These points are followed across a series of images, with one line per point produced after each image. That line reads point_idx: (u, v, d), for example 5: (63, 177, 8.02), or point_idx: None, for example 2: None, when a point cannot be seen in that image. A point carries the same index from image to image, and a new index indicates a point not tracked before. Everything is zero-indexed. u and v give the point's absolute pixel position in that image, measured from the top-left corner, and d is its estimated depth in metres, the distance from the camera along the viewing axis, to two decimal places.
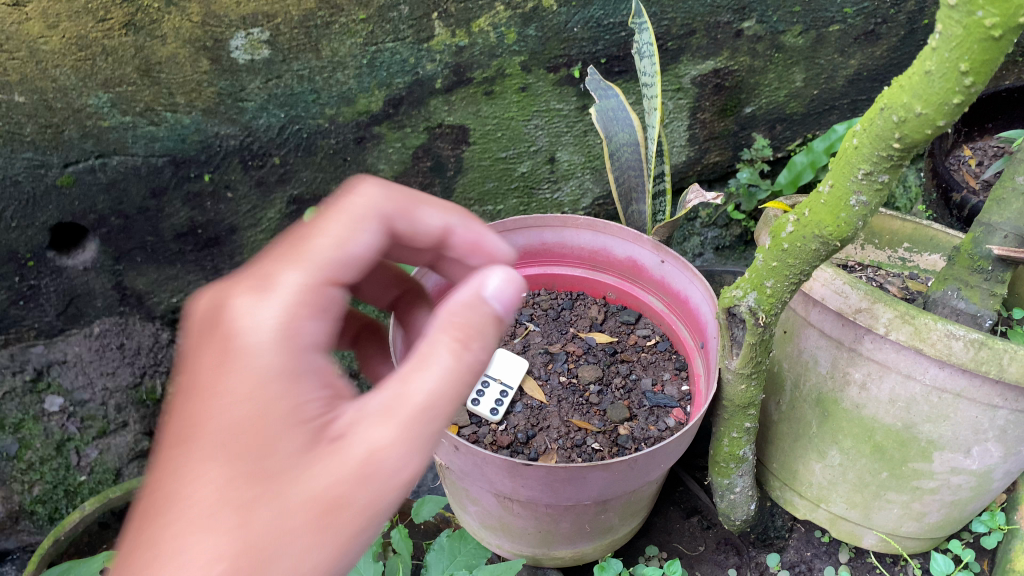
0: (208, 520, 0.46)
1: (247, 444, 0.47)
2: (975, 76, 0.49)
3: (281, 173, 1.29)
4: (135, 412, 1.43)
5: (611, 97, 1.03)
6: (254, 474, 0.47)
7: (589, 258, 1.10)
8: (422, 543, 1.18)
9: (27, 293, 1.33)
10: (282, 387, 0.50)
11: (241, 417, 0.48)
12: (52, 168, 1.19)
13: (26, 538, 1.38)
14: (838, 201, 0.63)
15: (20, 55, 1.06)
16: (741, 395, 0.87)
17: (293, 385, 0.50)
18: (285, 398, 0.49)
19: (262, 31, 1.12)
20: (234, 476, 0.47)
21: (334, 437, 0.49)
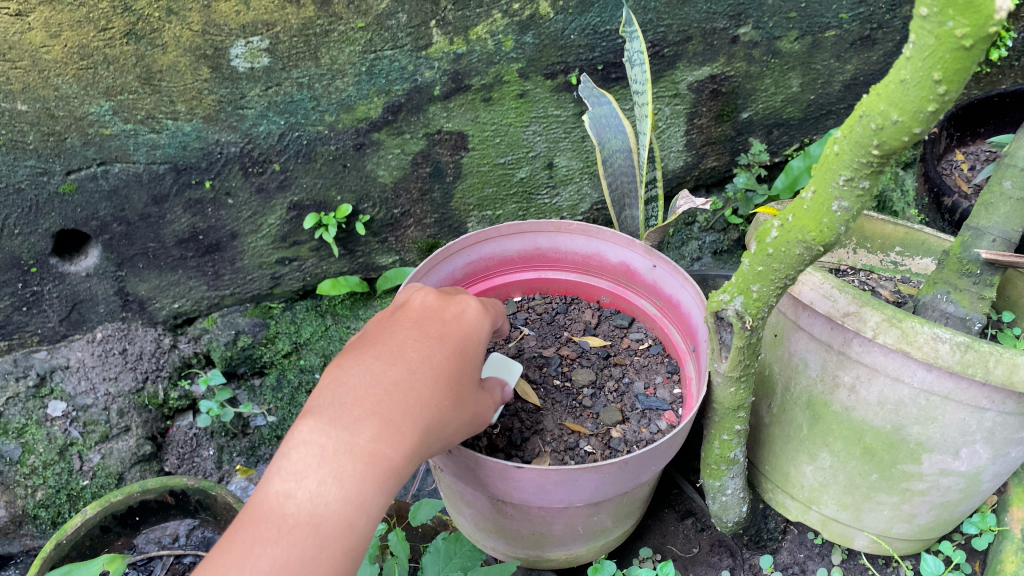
0: (408, 423, 0.67)
1: (439, 398, 0.71)
2: (949, 84, 0.50)
3: (281, 179, 1.31)
4: (137, 416, 1.43)
5: (604, 104, 1.04)
6: (432, 417, 0.70)
7: (583, 263, 1.11)
8: (420, 545, 1.19)
9: (30, 299, 1.34)
10: (459, 379, 0.75)
11: (439, 379, 0.72)
12: (55, 175, 1.20)
13: (30, 542, 1.39)
14: (821, 207, 0.65)
15: (23, 64, 1.08)
16: (731, 398, 0.88)
17: (462, 379, 0.75)
18: (457, 384, 0.74)
19: (261, 39, 1.14)
20: (423, 411, 0.69)
21: (462, 421, 0.75)
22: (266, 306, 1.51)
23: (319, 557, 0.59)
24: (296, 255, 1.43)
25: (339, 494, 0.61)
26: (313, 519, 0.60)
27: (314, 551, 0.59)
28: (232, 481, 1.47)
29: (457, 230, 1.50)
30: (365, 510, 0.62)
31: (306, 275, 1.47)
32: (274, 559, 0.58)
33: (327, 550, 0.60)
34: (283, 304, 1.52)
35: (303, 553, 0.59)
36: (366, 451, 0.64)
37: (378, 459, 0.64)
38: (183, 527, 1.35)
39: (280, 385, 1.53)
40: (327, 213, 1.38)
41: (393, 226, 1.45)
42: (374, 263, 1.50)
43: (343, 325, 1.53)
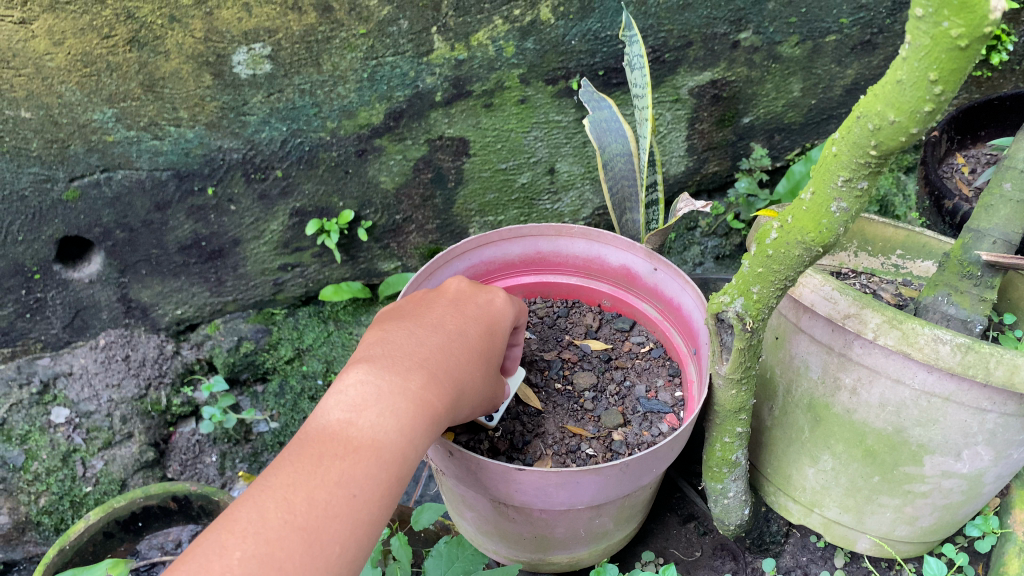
0: (451, 379, 0.74)
1: (474, 367, 0.78)
2: (945, 84, 0.51)
3: (283, 186, 1.32)
4: (140, 423, 1.43)
5: (604, 108, 1.05)
6: (468, 383, 0.77)
7: (584, 267, 1.12)
8: (422, 550, 1.19)
9: (33, 306, 1.35)
10: (489, 358, 0.82)
11: (476, 351, 0.80)
12: (58, 182, 1.21)
13: (33, 549, 1.40)
14: (820, 208, 0.65)
15: (26, 72, 1.09)
16: (732, 400, 0.88)
17: (491, 359, 0.82)
18: (487, 360, 0.81)
19: (263, 46, 1.14)
20: (463, 375, 0.76)
21: (487, 398, 0.82)
22: (269, 312, 1.51)
23: (374, 482, 0.64)
24: (299, 261, 1.44)
25: (396, 426, 0.67)
26: (371, 446, 0.65)
27: (371, 474, 0.64)
28: (235, 488, 1.46)
29: (459, 236, 1.50)
30: (413, 446, 0.68)
31: (309, 281, 1.48)
32: (335, 476, 0.62)
33: (383, 474, 0.64)
34: (285, 310, 1.52)
35: (361, 475, 0.63)
36: (418, 394, 0.69)
37: (428, 404, 0.70)
38: (185, 533, 1.35)
39: (282, 392, 1.53)
40: (329, 219, 1.38)
41: (395, 232, 1.45)
42: (376, 269, 1.50)
43: (345, 331, 1.52)
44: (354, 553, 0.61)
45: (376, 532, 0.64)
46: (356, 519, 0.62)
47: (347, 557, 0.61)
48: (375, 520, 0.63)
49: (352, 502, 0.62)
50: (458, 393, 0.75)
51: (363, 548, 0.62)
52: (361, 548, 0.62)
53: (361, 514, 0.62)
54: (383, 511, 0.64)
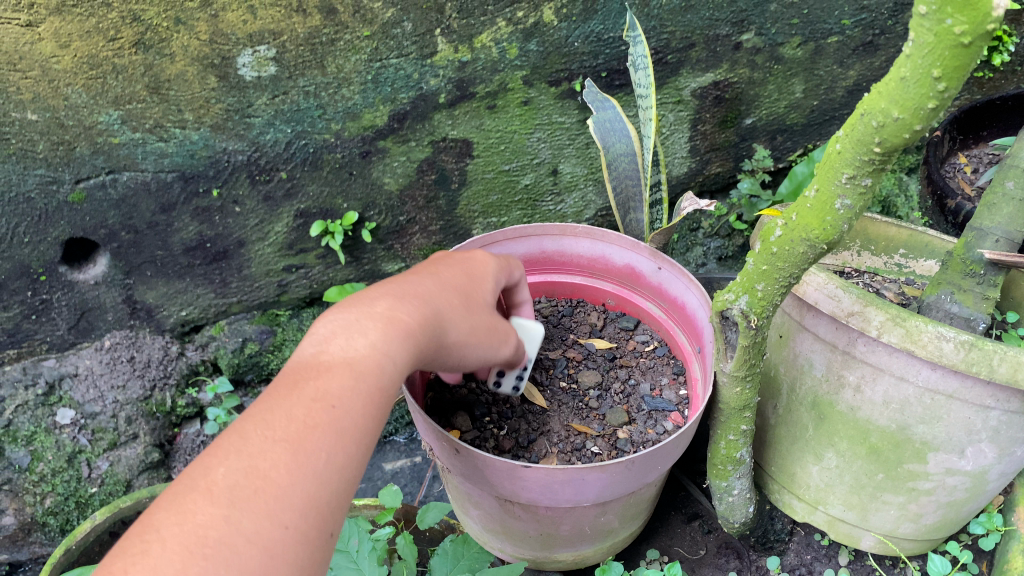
0: (423, 303, 0.70)
1: (449, 291, 0.74)
2: (948, 81, 0.52)
3: (288, 187, 1.33)
4: (145, 424, 1.44)
5: (608, 108, 1.05)
6: (446, 305, 0.72)
7: (588, 266, 1.12)
8: (427, 549, 1.19)
9: (39, 307, 1.36)
10: (468, 287, 0.77)
11: (450, 282, 0.75)
12: (64, 184, 1.22)
13: (39, 549, 1.41)
14: (824, 205, 0.66)
15: (33, 74, 1.10)
16: (736, 397, 0.89)
17: (473, 290, 0.77)
18: (467, 291, 0.76)
19: (268, 48, 1.15)
20: (438, 298, 0.72)
21: (481, 328, 0.76)
22: (273, 313, 1.52)
23: (353, 392, 0.60)
24: (303, 262, 1.45)
25: (367, 342, 0.63)
26: (344, 361, 0.62)
27: (349, 386, 0.60)
28: None
29: (462, 237, 1.51)
30: (393, 361, 0.64)
31: (313, 282, 1.49)
32: (309, 391, 0.59)
33: (362, 387, 0.61)
34: (289, 311, 1.53)
35: (338, 387, 0.60)
36: (386, 313, 0.66)
37: (398, 320, 0.66)
38: None
39: None
40: (334, 220, 1.39)
41: (399, 233, 1.46)
42: (380, 270, 1.51)
43: None
44: (343, 464, 0.58)
45: (365, 444, 0.60)
46: (339, 429, 0.58)
47: (336, 466, 0.57)
48: (361, 431, 0.60)
49: (332, 413, 0.58)
50: (434, 315, 0.70)
51: (353, 460, 0.59)
52: (351, 459, 0.59)
53: (344, 423, 0.59)
54: (368, 422, 0.61)
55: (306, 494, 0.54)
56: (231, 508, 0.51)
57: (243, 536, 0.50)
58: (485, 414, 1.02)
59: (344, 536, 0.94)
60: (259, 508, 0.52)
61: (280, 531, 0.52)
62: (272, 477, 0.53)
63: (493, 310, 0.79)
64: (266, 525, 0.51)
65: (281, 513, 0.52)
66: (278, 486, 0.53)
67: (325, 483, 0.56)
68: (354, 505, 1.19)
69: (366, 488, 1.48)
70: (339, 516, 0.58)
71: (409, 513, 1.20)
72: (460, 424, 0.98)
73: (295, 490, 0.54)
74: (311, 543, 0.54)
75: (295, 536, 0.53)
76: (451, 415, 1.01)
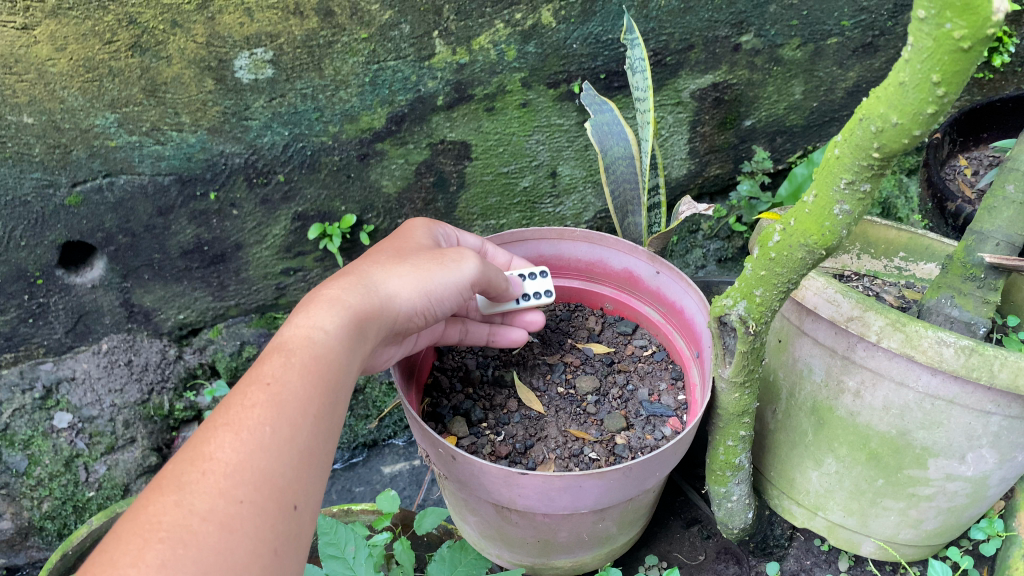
0: (348, 279, 0.80)
1: (376, 260, 0.85)
2: (948, 86, 0.51)
3: (285, 190, 1.32)
4: (143, 428, 1.43)
5: (606, 111, 1.05)
6: (372, 270, 0.83)
7: (586, 270, 1.12)
8: (425, 554, 1.18)
9: (36, 311, 1.35)
10: (397, 251, 0.88)
11: (374, 257, 0.86)
12: (61, 188, 1.22)
13: (36, 554, 1.40)
14: (822, 211, 0.65)
15: (29, 77, 1.09)
16: (735, 403, 0.88)
17: (402, 250, 0.88)
18: (397, 253, 0.87)
19: (265, 51, 1.15)
20: (364, 269, 0.83)
21: (417, 267, 0.84)
22: (271, 316, 1.51)
23: (287, 370, 0.67)
24: (301, 265, 1.44)
25: (299, 322, 0.73)
26: (278, 347, 0.70)
27: (282, 366, 0.67)
28: None
29: None
30: (323, 329, 0.72)
31: (311, 285, 1.48)
32: (247, 382, 0.66)
33: (295, 362, 0.68)
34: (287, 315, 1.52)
35: (272, 369, 0.67)
36: (316, 297, 0.77)
37: (326, 298, 0.76)
38: None
39: None
40: (332, 223, 1.39)
41: None
42: None
43: None
44: (289, 434, 0.63)
45: (311, 417, 0.66)
46: (279, 403, 0.65)
47: (281, 438, 0.63)
48: (302, 401, 0.66)
49: (270, 391, 0.65)
50: (361, 282, 0.80)
51: (298, 430, 0.64)
52: (297, 430, 0.64)
53: (283, 396, 0.65)
54: (309, 395, 0.67)
55: (253, 467, 0.60)
56: (182, 494, 0.56)
57: (197, 515, 0.55)
58: (482, 419, 1.01)
59: (340, 542, 0.94)
60: (208, 487, 0.57)
61: (233, 504, 0.57)
62: (217, 459, 0.59)
63: (429, 250, 0.88)
64: (219, 501, 0.57)
65: (231, 488, 0.58)
66: (223, 465, 0.59)
67: (272, 455, 0.61)
68: (351, 510, 1.19)
69: (364, 491, 1.47)
70: (296, 489, 0.63)
71: (407, 518, 1.19)
72: (456, 430, 0.98)
73: (242, 467, 0.59)
74: (267, 512, 0.59)
75: (250, 508, 0.58)
76: (448, 420, 1.00)
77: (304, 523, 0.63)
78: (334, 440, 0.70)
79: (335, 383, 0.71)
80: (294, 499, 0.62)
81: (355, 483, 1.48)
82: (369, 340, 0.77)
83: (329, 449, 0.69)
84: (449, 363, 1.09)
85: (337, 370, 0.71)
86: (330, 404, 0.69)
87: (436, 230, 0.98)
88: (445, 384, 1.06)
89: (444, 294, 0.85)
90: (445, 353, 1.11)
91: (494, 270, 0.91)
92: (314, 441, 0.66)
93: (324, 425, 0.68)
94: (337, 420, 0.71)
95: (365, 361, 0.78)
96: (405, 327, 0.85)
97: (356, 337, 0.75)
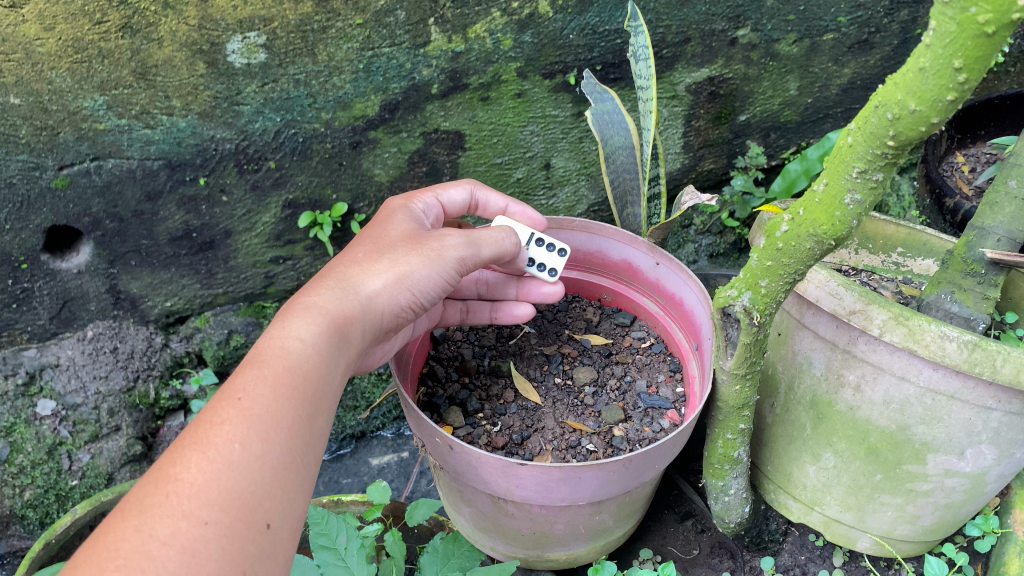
0: (324, 282, 0.79)
1: (354, 257, 0.83)
2: (969, 72, 0.50)
3: (276, 177, 1.29)
4: (128, 416, 1.41)
5: (606, 100, 1.03)
6: (350, 269, 0.81)
7: (585, 260, 1.11)
8: (416, 546, 1.16)
9: (20, 296, 1.32)
10: (375, 244, 0.85)
11: (352, 255, 0.84)
12: (47, 171, 1.18)
13: (17, 543, 1.36)
14: (833, 200, 0.64)
15: (16, 56, 1.06)
16: (735, 396, 0.87)
17: (380, 242, 0.86)
18: (375, 245, 0.85)
19: (258, 35, 1.12)
20: (343, 269, 0.81)
21: (396, 261, 0.82)
22: (260, 305, 1.48)
23: (258, 382, 0.66)
24: (290, 254, 1.41)
25: (274, 331, 0.71)
26: (252, 358, 0.68)
27: (254, 378, 0.66)
28: None
29: None
30: (299, 336, 0.71)
31: (300, 275, 1.45)
32: (219, 397, 0.65)
33: (269, 373, 0.67)
34: (276, 304, 1.49)
35: (244, 382, 0.66)
36: (294, 304, 0.75)
37: (305, 304, 0.75)
38: None
39: None
40: (323, 211, 1.36)
41: None
42: None
43: None
44: (260, 450, 0.62)
45: (285, 429, 0.65)
46: (251, 418, 0.63)
47: (252, 454, 0.61)
48: (274, 414, 0.64)
49: (240, 405, 0.64)
50: (340, 283, 0.79)
51: (271, 445, 0.63)
52: (268, 445, 0.63)
53: (254, 410, 0.64)
54: (283, 408, 0.65)
55: (220, 487, 0.59)
56: (144, 519, 0.55)
57: (158, 539, 0.54)
58: (479, 409, 1.00)
59: (332, 532, 0.92)
60: (171, 510, 0.56)
61: (197, 527, 0.56)
62: (183, 480, 0.58)
63: (408, 240, 0.85)
64: (182, 524, 0.56)
65: (196, 510, 0.57)
66: (187, 487, 0.58)
67: (240, 472, 0.60)
68: (341, 500, 1.17)
69: (352, 483, 1.45)
70: (270, 506, 0.61)
71: (398, 509, 1.17)
72: (452, 420, 0.97)
73: (208, 488, 0.58)
74: (235, 532, 0.58)
75: (216, 530, 0.57)
76: (444, 411, 0.99)
77: (280, 541, 0.62)
78: (315, 452, 0.68)
79: (314, 394, 0.69)
80: (267, 517, 0.61)
81: (343, 475, 1.46)
82: (351, 343, 0.76)
83: (309, 463, 0.67)
84: (444, 352, 1.09)
85: (314, 379, 0.69)
86: (307, 415, 0.67)
87: (416, 205, 0.96)
88: (441, 373, 1.05)
89: (426, 284, 0.83)
90: (441, 342, 1.10)
91: (484, 248, 0.88)
92: (290, 455, 0.64)
93: (302, 438, 0.66)
94: (317, 432, 0.69)
95: (350, 365, 0.76)
96: (391, 325, 0.83)
97: (335, 342, 0.73)
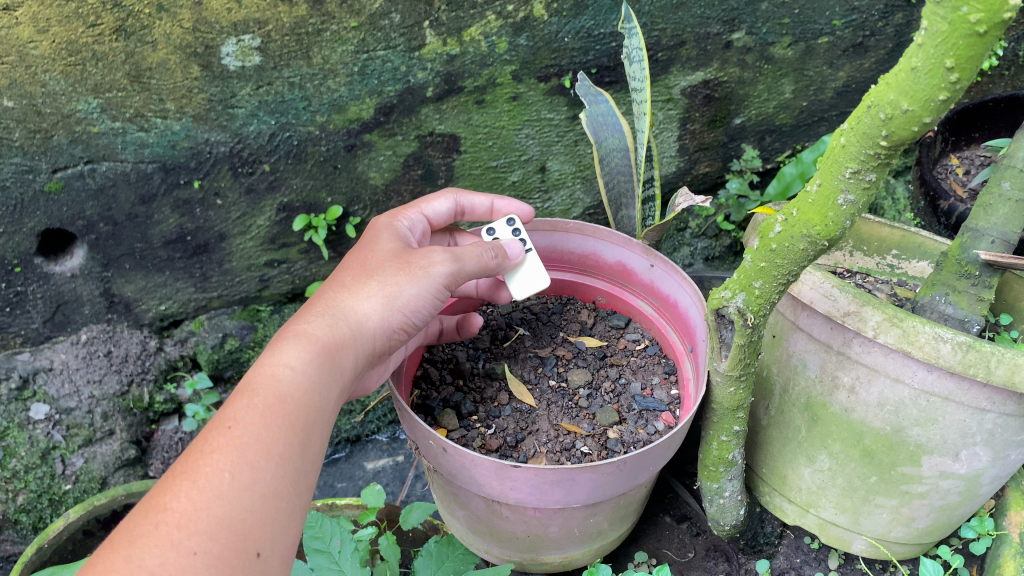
0: (314, 310, 0.78)
1: (342, 282, 0.82)
2: (961, 72, 0.50)
3: (270, 180, 1.28)
4: (122, 420, 1.39)
5: (601, 102, 1.03)
6: (340, 293, 0.81)
7: (579, 263, 1.10)
8: (410, 550, 1.16)
9: (13, 300, 1.31)
10: (363, 266, 0.84)
11: (340, 279, 0.84)
12: (40, 174, 1.18)
13: (10, 548, 1.35)
14: (826, 200, 0.64)
15: (9, 59, 1.05)
16: (730, 397, 0.87)
17: (368, 263, 0.85)
18: (362, 267, 0.85)
19: (253, 38, 1.12)
20: (333, 294, 0.81)
21: (385, 282, 0.81)
22: (254, 309, 1.48)
23: (249, 410, 0.66)
24: (285, 257, 1.41)
25: (265, 359, 0.71)
26: (243, 387, 0.68)
27: (244, 407, 0.66)
28: None
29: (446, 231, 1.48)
30: (289, 364, 0.70)
31: (295, 278, 1.45)
32: (210, 427, 0.65)
33: (259, 402, 0.66)
34: (271, 308, 1.49)
35: (235, 411, 0.66)
36: (285, 331, 0.75)
37: (295, 332, 0.74)
38: None
39: None
40: (317, 215, 1.35)
41: None
42: None
43: None
44: (250, 479, 0.62)
45: (276, 457, 0.64)
46: (240, 447, 0.63)
47: (241, 483, 0.61)
48: (264, 443, 0.64)
49: (230, 434, 0.64)
50: (330, 309, 0.78)
51: (260, 473, 0.63)
52: (259, 473, 0.63)
53: (244, 439, 0.64)
54: (273, 436, 0.65)
55: (209, 517, 0.59)
56: (133, 548, 0.56)
57: (147, 569, 0.55)
58: (473, 412, 1.00)
59: (326, 536, 0.91)
60: (160, 540, 0.57)
61: (185, 557, 0.56)
62: (171, 510, 0.58)
63: (395, 258, 0.84)
64: (170, 554, 0.56)
65: (184, 540, 0.57)
66: (176, 516, 0.58)
67: (229, 501, 0.60)
68: (336, 504, 1.17)
69: (347, 487, 1.44)
70: (260, 534, 0.61)
71: (392, 512, 1.17)
72: (447, 422, 0.97)
73: (196, 517, 0.58)
74: (224, 561, 0.58)
75: (205, 560, 0.57)
76: (438, 413, 0.98)
77: (272, 567, 0.62)
78: (308, 479, 0.68)
79: (306, 420, 0.68)
80: (257, 545, 0.61)
81: (338, 479, 1.45)
82: (344, 368, 0.75)
83: (302, 490, 0.67)
84: (439, 354, 1.08)
85: (305, 404, 0.69)
86: (300, 441, 0.67)
87: (401, 222, 0.96)
88: (435, 376, 1.04)
89: (416, 304, 0.82)
90: (435, 344, 1.10)
91: (470, 262, 0.86)
92: (281, 483, 0.64)
93: (294, 465, 0.66)
94: (311, 458, 0.68)
95: (345, 390, 0.75)
96: (384, 346, 0.82)
97: (327, 367, 0.73)
